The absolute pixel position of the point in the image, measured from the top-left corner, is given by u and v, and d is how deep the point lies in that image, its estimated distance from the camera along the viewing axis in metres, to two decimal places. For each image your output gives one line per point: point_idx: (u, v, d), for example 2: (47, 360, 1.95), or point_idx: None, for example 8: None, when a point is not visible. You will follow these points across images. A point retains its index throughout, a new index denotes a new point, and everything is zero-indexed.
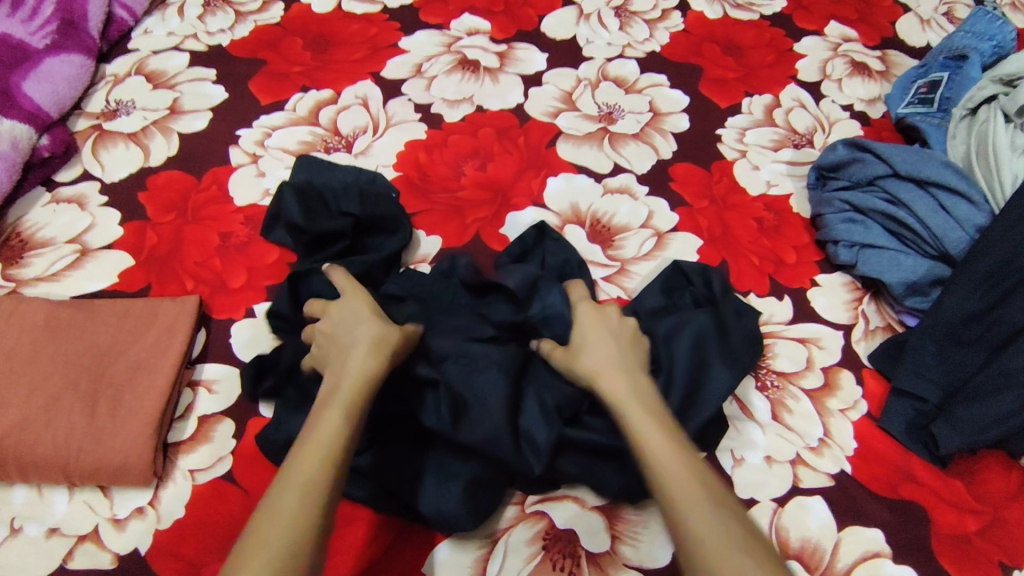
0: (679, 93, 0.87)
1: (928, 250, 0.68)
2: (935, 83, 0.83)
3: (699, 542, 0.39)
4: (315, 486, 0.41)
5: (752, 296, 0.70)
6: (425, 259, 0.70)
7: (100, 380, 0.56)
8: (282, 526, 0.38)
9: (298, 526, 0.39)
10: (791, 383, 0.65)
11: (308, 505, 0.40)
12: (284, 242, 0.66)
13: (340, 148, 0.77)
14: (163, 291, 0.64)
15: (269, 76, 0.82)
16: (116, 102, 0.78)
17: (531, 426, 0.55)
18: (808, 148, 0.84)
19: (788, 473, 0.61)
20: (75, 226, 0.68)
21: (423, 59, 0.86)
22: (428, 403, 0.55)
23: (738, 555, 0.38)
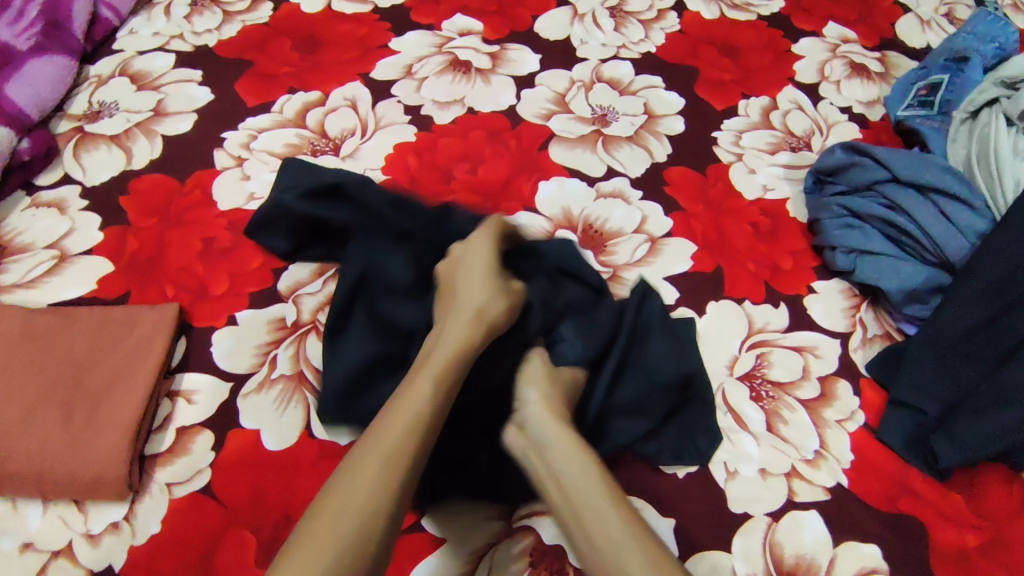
0: (674, 95, 0.86)
1: (929, 257, 0.67)
2: (935, 85, 0.81)
3: None
4: (399, 459, 0.39)
5: (747, 303, 0.69)
6: None
7: (75, 390, 0.55)
8: (372, 493, 0.37)
9: (384, 494, 0.37)
10: (787, 393, 0.64)
11: (396, 471, 0.39)
12: (272, 239, 0.65)
13: (327, 151, 0.75)
14: (143, 298, 0.63)
15: (256, 77, 0.80)
16: (99, 103, 0.76)
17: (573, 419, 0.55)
18: (806, 151, 0.82)
19: (782, 486, 0.59)
20: (55, 230, 0.66)
21: (414, 59, 0.84)
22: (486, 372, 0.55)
23: None
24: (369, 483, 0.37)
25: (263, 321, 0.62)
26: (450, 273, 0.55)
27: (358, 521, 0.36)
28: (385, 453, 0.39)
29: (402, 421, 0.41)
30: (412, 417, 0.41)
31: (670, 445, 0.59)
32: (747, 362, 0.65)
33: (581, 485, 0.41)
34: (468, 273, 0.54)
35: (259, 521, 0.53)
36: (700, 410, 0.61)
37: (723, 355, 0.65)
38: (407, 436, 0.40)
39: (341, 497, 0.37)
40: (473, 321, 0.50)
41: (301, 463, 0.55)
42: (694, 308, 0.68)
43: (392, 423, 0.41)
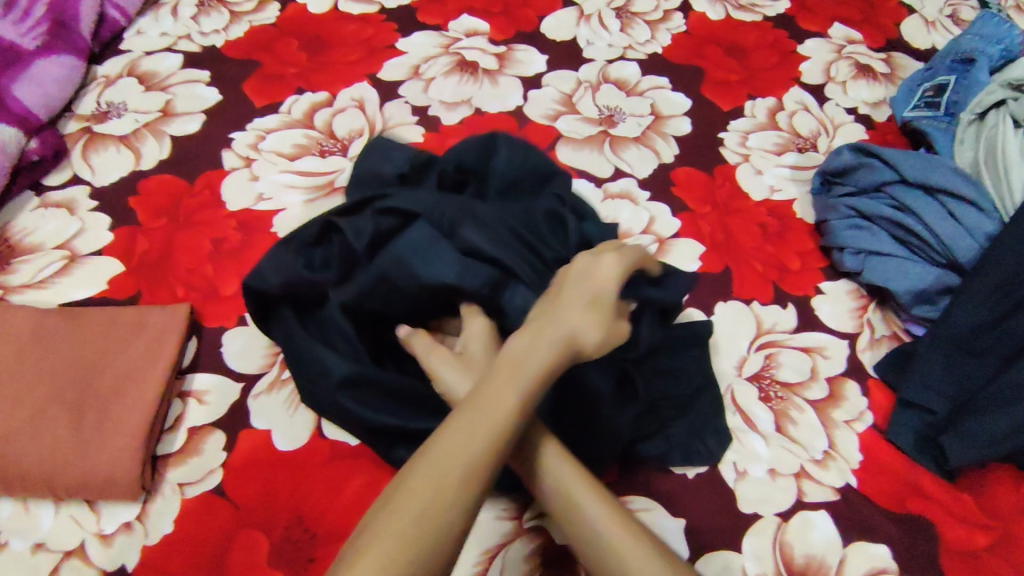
0: (681, 96, 0.86)
1: (936, 258, 0.67)
2: (942, 86, 0.82)
3: None
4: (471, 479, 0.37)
5: (755, 304, 0.69)
6: None
7: (87, 391, 0.55)
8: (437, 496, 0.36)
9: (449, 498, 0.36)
10: (795, 394, 0.64)
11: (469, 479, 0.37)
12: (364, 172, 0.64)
13: (335, 151, 0.75)
14: (153, 299, 0.63)
15: (263, 78, 0.80)
16: (107, 104, 0.76)
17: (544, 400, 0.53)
18: (812, 152, 0.82)
19: (792, 486, 0.59)
20: (65, 231, 0.66)
21: (420, 60, 0.84)
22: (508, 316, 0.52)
23: None
24: (433, 504, 0.35)
25: None
26: (561, 278, 0.49)
27: (415, 538, 0.34)
28: (461, 462, 0.37)
29: (484, 435, 0.38)
30: (495, 427, 0.39)
31: (680, 446, 0.59)
32: (755, 363, 0.65)
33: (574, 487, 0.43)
34: (576, 278, 0.48)
35: (271, 521, 0.53)
36: (710, 410, 0.61)
37: (731, 356, 0.66)
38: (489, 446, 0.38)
39: (405, 510, 0.35)
40: (564, 340, 0.44)
41: (312, 464, 0.55)
42: (702, 309, 0.68)
43: (471, 430, 0.38)
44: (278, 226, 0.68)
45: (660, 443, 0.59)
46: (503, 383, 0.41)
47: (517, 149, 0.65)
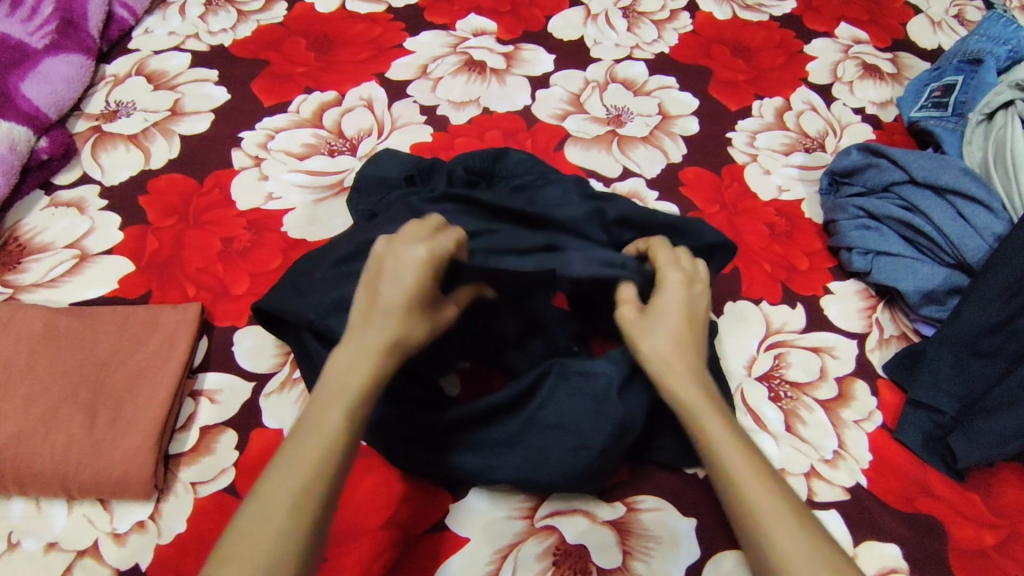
0: (688, 96, 0.86)
1: (945, 258, 0.67)
2: (949, 87, 0.82)
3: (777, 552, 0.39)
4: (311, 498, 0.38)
5: (764, 304, 0.69)
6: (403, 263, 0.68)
7: (100, 390, 0.55)
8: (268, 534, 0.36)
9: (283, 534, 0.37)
10: (805, 394, 0.64)
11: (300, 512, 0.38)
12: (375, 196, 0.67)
13: (344, 151, 0.75)
14: (164, 298, 0.63)
15: (271, 77, 0.80)
16: (116, 103, 0.76)
17: (565, 408, 0.53)
18: (820, 152, 0.82)
19: (802, 486, 0.59)
20: (75, 230, 0.66)
21: (428, 59, 0.84)
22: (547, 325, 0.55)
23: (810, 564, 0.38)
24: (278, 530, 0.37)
25: (271, 341, 0.61)
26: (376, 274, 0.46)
27: (263, 552, 0.36)
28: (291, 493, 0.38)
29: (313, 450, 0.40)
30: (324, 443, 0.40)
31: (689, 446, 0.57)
32: (764, 363, 0.65)
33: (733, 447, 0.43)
34: (391, 271, 0.45)
35: None
36: None
37: (741, 355, 0.66)
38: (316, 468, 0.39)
39: (251, 540, 0.36)
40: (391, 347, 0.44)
41: None
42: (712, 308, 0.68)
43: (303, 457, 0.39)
44: (288, 225, 0.68)
45: (668, 444, 0.57)
46: (323, 406, 0.41)
47: (525, 161, 0.67)
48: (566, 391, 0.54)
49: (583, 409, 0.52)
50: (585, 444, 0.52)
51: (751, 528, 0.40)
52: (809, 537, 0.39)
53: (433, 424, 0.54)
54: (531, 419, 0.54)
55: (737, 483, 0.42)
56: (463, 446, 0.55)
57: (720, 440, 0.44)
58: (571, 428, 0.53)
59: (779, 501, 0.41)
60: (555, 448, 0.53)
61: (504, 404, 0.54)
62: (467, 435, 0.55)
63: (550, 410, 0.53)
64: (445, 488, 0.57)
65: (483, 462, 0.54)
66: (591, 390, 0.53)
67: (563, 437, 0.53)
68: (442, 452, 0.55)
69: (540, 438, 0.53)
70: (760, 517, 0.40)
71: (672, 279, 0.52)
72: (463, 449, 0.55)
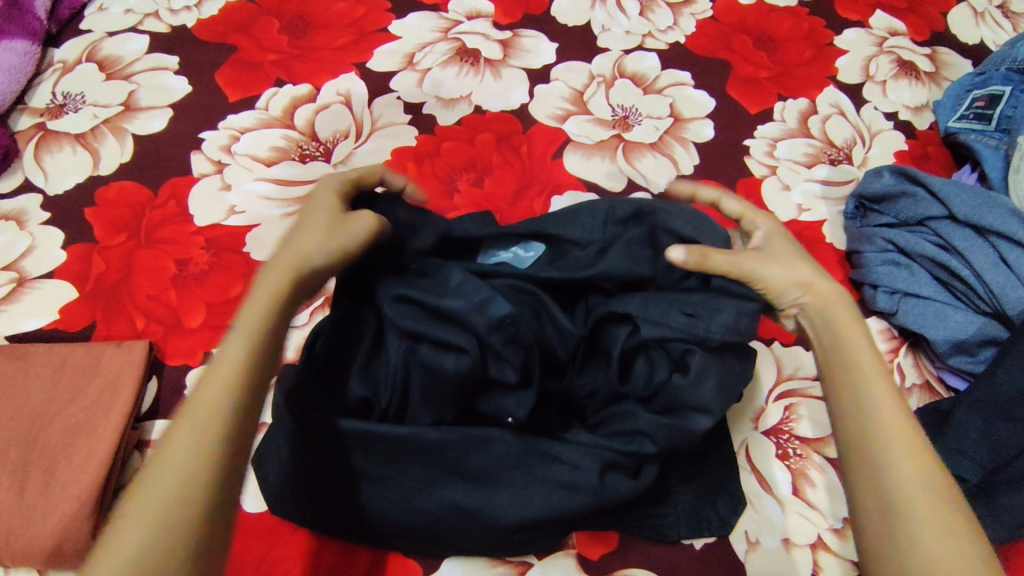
0: (704, 94, 0.77)
1: (982, 306, 0.60)
2: (995, 97, 0.74)
3: (895, 494, 0.39)
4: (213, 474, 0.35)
5: (776, 345, 0.62)
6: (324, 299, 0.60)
7: (32, 448, 0.49)
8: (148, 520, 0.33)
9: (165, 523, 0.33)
10: (815, 452, 0.58)
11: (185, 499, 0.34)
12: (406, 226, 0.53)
13: (317, 155, 0.67)
14: (109, 331, 0.56)
15: (238, 65, 0.72)
16: (63, 95, 0.68)
17: (536, 485, 0.47)
18: (846, 165, 0.74)
19: (807, 560, 0.53)
20: (13, 249, 0.60)
21: (415, 47, 0.76)
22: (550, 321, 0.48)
23: (937, 519, 0.38)
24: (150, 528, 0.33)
25: None
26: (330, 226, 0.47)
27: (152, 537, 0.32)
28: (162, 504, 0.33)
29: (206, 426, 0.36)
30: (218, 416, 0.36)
31: (688, 514, 0.53)
32: (774, 415, 0.59)
33: (879, 387, 0.43)
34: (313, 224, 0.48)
35: None
36: (723, 471, 0.55)
37: (748, 406, 0.59)
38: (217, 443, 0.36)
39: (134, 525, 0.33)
40: (292, 267, 0.44)
41: (283, 528, 0.52)
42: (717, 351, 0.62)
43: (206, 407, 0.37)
44: (251, 245, 0.61)
45: (668, 511, 0.53)
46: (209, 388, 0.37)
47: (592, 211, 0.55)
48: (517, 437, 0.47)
49: (556, 502, 0.46)
50: (577, 483, 0.46)
51: (881, 462, 0.40)
52: (938, 488, 0.39)
53: (340, 451, 0.47)
54: (461, 469, 0.47)
55: (878, 423, 0.42)
56: (380, 485, 0.48)
57: (874, 380, 0.44)
58: (535, 497, 0.46)
59: (922, 451, 0.41)
60: (504, 490, 0.47)
61: (458, 470, 0.47)
62: (410, 504, 0.47)
63: (497, 451, 0.47)
64: (413, 556, 0.51)
65: (413, 515, 0.47)
66: (569, 473, 0.46)
67: (526, 478, 0.47)
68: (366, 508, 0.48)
69: (500, 512, 0.46)
70: (895, 454, 0.40)
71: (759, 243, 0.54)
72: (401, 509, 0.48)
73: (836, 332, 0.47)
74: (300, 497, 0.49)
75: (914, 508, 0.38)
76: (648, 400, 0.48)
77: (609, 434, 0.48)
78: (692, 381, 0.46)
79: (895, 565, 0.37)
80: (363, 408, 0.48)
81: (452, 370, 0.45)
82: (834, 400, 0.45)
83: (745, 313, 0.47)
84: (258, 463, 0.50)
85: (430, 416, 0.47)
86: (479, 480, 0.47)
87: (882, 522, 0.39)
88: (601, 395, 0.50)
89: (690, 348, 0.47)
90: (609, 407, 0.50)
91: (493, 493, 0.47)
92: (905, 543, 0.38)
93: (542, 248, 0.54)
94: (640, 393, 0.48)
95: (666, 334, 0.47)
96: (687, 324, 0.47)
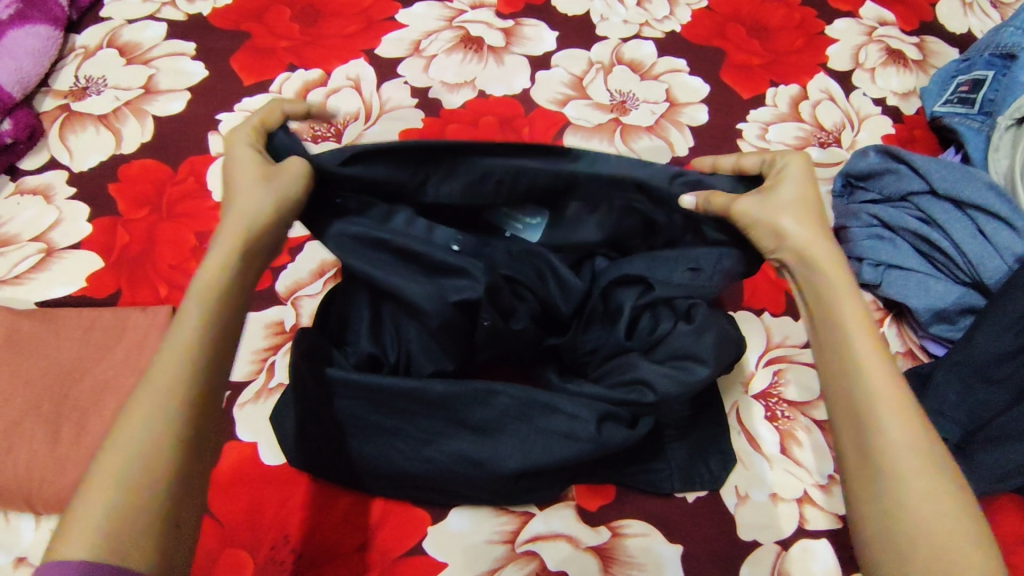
0: (698, 80, 0.80)
1: (961, 276, 0.64)
2: (977, 82, 0.77)
3: (875, 452, 0.41)
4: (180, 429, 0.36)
5: (766, 315, 0.65)
6: (326, 267, 0.63)
7: (64, 402, 0.53)
8: (124, 466, 0.34)
9: (137, 473, 0.34)
10: (803, 414, 0.61)
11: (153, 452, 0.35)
12: (385, 164, 0.47)
13: (328, 137, 0.71)
14: (134, 298, 0.59)
15: (253, 51, 0.75)
16: (86, 78, 0.71)
17: (535, 436, 0.49)
18: (835, 147, 0.77)
19: (794, 512, 0.56)
20: (41, 222, 0.63)
21: (422, 35, 0.79)
22: (550, 286, 0.53)
23: (915, 475, 0.40)
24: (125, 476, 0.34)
25: (247, 352, 0.60)
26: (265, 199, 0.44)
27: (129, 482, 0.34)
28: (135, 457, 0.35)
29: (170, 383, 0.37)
30: (174, 387, 0.37)
31: (682, 470, 0.56)
32: (762, 379, 0.62)
33: (863, 346, 0.44)
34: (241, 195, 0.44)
35: (256, 542, 0.53)
36: (715, 430, 0.58)
37: (739, 372, 0.62)
38: (184, 413, 0.37)
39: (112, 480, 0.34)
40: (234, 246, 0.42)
41: (297, 481, 0.55)
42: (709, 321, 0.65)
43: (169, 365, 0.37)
44: None
45: (663, 466, 0.56)
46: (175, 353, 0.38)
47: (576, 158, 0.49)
48: (519, 390, 0.50)
49: (558, 450, 0.49)
50: (575, 432, 0.49)
51: (865, 426, 0.42)
52: (918, 442, 0.41)
53: (350, 406, 0.50)
54: (465, 419, 0.50)
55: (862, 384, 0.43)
56: (392, 437, 0.51)
57: (859, 343, 0.44)
58: (537, 445, 0.49)
59: (903, 404, 0.42)
60: (506, 441, 0.50)
61: (463, 422, 0.50)
62: (419, 450, 0.50)
63: (500, 403, 0.50)
64: (422, 507, 0.54)
65: (423, 466, 0.50)
66: (568, 423, 0.49)
67: (528, 429, 0.50)
68: (377, 459, 0.51)
69: (503, 460, 0.49)
70: (878, 419, 0.42)
71: (793, 168, 0.50)
72: (409, 459, 0.51)
73: (819, 292, 0.47)
74: (316, 450, 0.52)
75: (893, 464, 0.40)
76: (649, 351, 0.52)
77: (611, 386, 0.52)
78: (694, 330, 0.50)
79: (876, 523, 0.40)
80: (371, 367, 0.52)
81: (442, 319, 0.48)
82: (822, 362, 0.46)
83: (743, 260, 0.51)
84: (277, 417, 0.54)
85: (433, 365, 0.51)
86: (484, 431, 0.50)
87: (866, 485, 0.41)
88: (602, 352, 0.53)
89: (695, 303, 0.52)
90: (609, 362, 0.53)
91: (497, 443, 0.50)
92: (884, 498, 0.40)
93: (545, 212, 0.54)
94: (642, 346, 0.52)
95: (674, 291, 0.52)
96: (697, 283, 0.51)
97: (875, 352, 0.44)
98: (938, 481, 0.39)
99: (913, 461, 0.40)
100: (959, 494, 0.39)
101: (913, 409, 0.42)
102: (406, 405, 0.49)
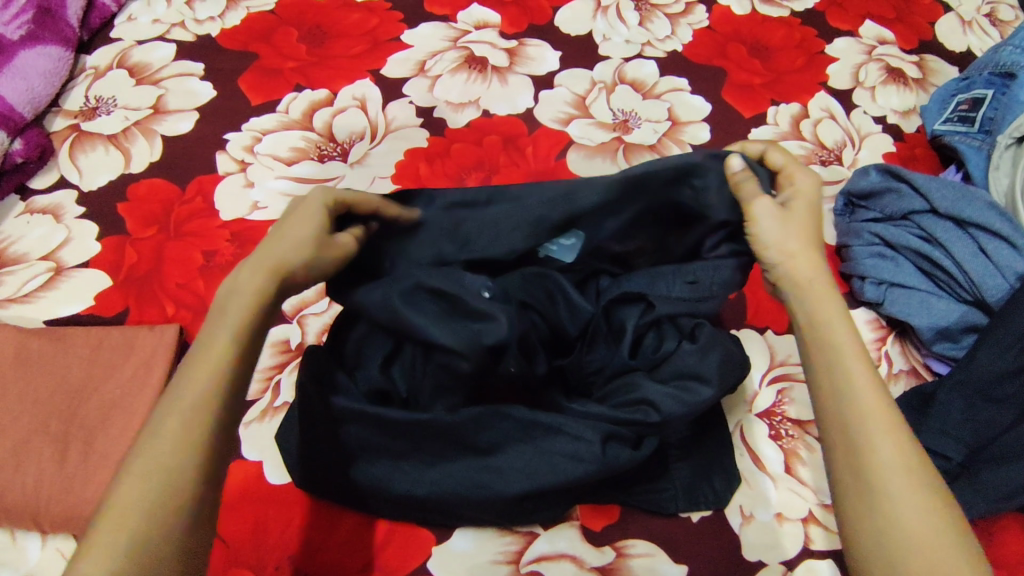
0: (700, 99, 0.81)
1: (963, 294, 0.64)
2: (977, 100, 0.78)
3: (872, 470, 0.41)
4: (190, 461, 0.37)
5: (769, 333, 0.65)
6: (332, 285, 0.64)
7: (71, 422, 0.54)
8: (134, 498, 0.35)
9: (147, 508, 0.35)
10: (807, 433, 0.61)
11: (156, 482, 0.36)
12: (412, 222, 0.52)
13: (335, 156, 0.72)
14: (141, 317, 0.60)
15: (260, 72, 0.76)
16: (96, 99, 0.72)
17: (541, 459, 0.50)
18: (836, 165, 0.78)
19: (798, 532, 0.56)
20: (50, 241, 0.64)
21: (426, 55, 0.80)
22: (559, 311, 0.53)
23: (907, 497, 0.40)
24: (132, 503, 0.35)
25: None
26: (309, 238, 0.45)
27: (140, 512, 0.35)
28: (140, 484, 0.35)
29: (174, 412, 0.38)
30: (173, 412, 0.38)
31: (686, 490, 0.56)
32: (767, 398, 0.62)
33: (853, 363, 0.44)
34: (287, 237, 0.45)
35: (261, 562, 0.53)
36: (719, 451, 0.58)
37: (743, 391, 0.62)
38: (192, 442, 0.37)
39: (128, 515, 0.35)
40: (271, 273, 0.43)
41: (303, 500, 0.55)
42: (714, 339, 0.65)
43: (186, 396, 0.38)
44: None
45: (668, 487, 0.56)
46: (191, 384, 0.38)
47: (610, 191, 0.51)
48: (521, 412, 0.50)
49: (564, 472, 0.49)
50: (579, 453, 0.49)
51: (858, 444, 0.42)
52: (908, 462, 0.41)
53: (354, 430, 0.50)
54: (470, 442, 0.50)
55: (854, 401, 0.43)
56: (398, 459, 0.51)
57: (852, 362, 0.44)
58: (544, 468, 0.49)
59: (894, 423, 0.42)
60: (510, 463, 0.50)
61: (468, 445, 0.50)
62: (423, 471, 0.51)
63: (503, 427, 0.50)
64: (427, 527, 0.54)
65: (428, 488, 0.50)
66: (575, 447, 0.49)
67: (531, 451, 0.50)
68: (380, 478, 0.51)
69: (510, 482, 0.49)
70: (872, 437, 0.42)
71: (804, 185, 0.51)
72: (412, 482, 0.51)
73: (811, 306, 0.47)
74: (322, 472, 0.53)
75: (886, 484, 0.41)
76: (656, 369, 0.53)
77: (614, 406, 0.52)
78: (699, 349, 0.51)
79: (870, 543, 0.40)
80: (378, 393, 0.52)
81: (475, 364, 0.46)
82: (813, 377, 0.46)
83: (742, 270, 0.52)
84: (282, 439, 0.54)
85: None
86: (489, 453, 0.50)
87: (858, 503, 0.41)
88: (607, 371, 0.54)
89: (700, 323, 0.52)
90: (614, 381, 0.53)
91: (502, 466, 0.50)
92: (875, 517, 0.40)
93: (578, 233, 0.52)
94: (649, 362, 0.53)
95: (678, 307, 0.52)
96: (698, 300, 0.52)
97: (866, 370, 0.44)
98: (929, 504, 0.40)
99: (904, 484, 0.40)
100: (951, 515, 0.40)
101: (902, 428, 0.42)
102: (411, 429, 0.49)
